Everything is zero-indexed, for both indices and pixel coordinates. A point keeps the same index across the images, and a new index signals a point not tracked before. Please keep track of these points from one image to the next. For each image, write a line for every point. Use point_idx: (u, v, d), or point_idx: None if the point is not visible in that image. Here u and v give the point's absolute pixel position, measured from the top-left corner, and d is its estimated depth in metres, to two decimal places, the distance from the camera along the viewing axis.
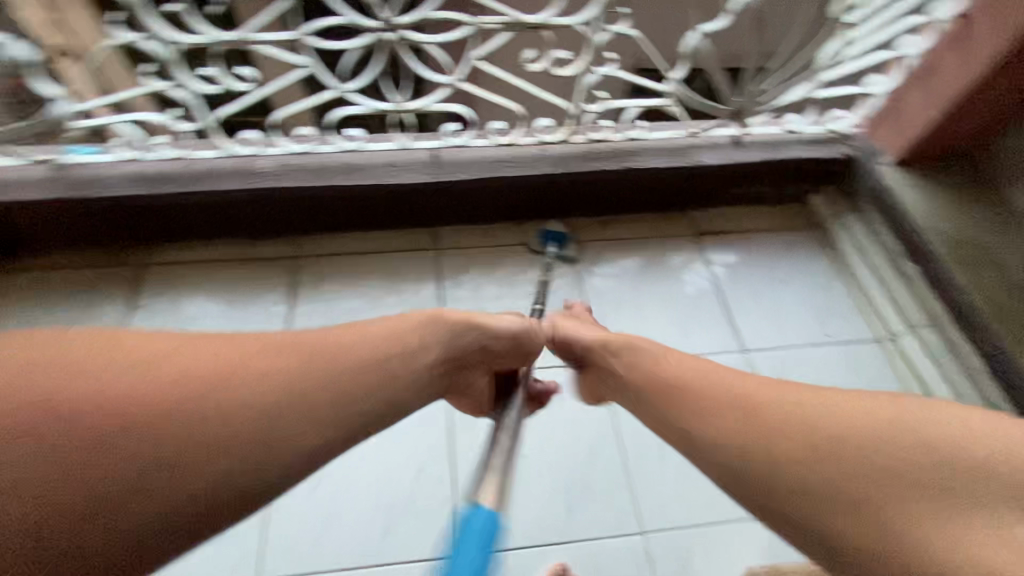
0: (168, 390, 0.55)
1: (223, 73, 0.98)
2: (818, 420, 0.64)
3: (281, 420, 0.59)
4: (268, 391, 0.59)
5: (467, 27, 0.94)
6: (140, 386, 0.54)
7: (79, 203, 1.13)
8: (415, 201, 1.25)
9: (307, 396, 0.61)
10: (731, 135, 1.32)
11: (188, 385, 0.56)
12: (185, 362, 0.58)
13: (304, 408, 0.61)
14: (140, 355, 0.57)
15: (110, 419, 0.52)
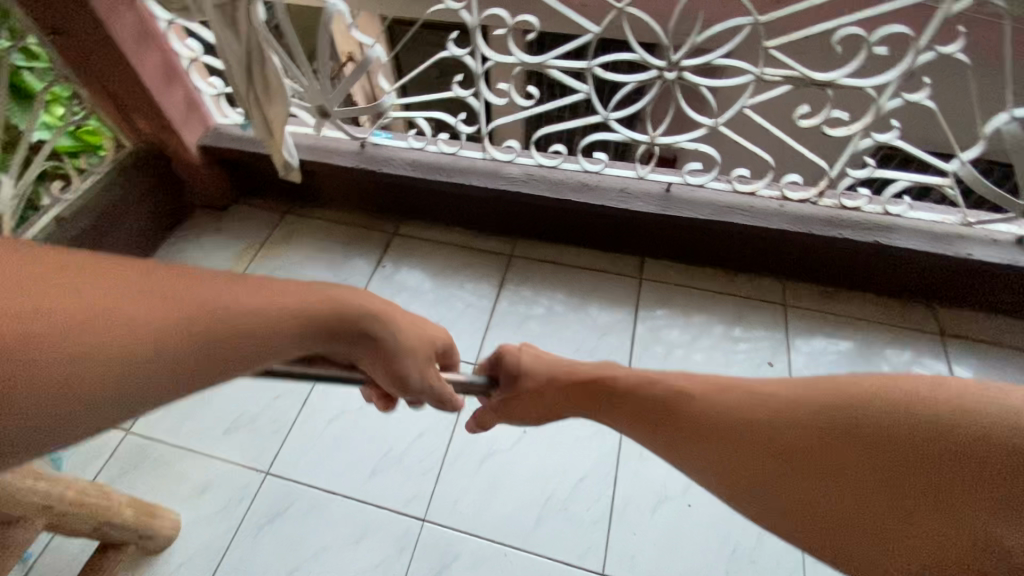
0: (319, 316, 0.50)
1: (516, 89, 1.15)
2: (956, 441, 0.42)
3: (141, 363, 0.41)
4: (143, 331, 0.41)
5: (749, 76, 0.98)
6: (46, 310, 0.38)
7: (369, 174, 1.40)
8: (634, 228, 1.31)
9: (142, 347, 0.41)
10: (1019, 234, 1.14)
11: (61, 312, 0.38)
12: (93, 286, 0.40)
13: (134, 354, 0.41)
14: (267, 284, 0.48)
15: (267, 347, 0.47)
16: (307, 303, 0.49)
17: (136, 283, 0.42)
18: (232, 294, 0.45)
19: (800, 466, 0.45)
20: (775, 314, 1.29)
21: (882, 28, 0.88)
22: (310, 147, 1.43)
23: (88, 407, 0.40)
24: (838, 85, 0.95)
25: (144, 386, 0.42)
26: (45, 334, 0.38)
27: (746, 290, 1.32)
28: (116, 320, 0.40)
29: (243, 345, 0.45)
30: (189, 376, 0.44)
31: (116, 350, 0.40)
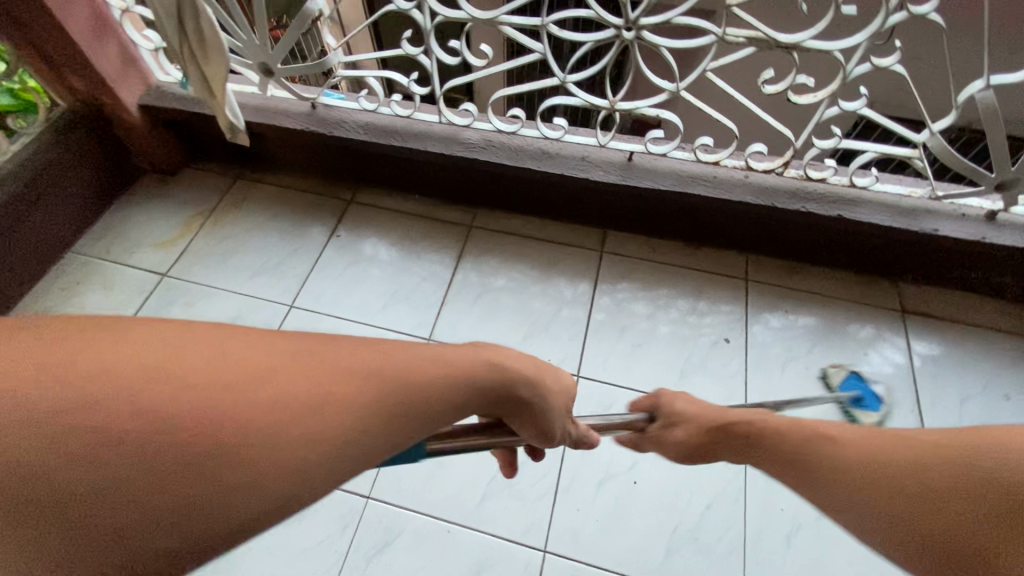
0: (407, 377, 0.43)
1: (466, 47, 1.06)
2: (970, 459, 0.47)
3: (333, 434, 0.38)
4: (329, 389, 0.39)
5: (711, 37, 0.90)
6: (209, 377, 0.36)
7: (320, 138, 1.33)
8: (596, 198, 1.27)
9: (345, 406, 0.39)
10: (987, 210, 1.10)
11: (245, 372, 0.36)
12: (256, 348, 0.38)
13: (335, 420, 0.38)
14: (353, 351, 0.42)
15: (358, 423, 0.39)
16: (386, 358, 0.43)
17: (184, 355, 0.36)
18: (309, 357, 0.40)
19: (827, 478, 0.58)
20: (737, 289, 1.26)
21: None
22: (257, 107, 1.34)
23: (271, 498, 0.36)
24: (804, 49, 0.88)
25: (301, 466, 0.37)
26: (151, 413, 0.33)
27: (709, 264, 1.29)
28: (194, 399, 0.34)
29: (329, 421, 0.38)
30: (288, 478, 0.36)
31: (204, 437, 0.34)
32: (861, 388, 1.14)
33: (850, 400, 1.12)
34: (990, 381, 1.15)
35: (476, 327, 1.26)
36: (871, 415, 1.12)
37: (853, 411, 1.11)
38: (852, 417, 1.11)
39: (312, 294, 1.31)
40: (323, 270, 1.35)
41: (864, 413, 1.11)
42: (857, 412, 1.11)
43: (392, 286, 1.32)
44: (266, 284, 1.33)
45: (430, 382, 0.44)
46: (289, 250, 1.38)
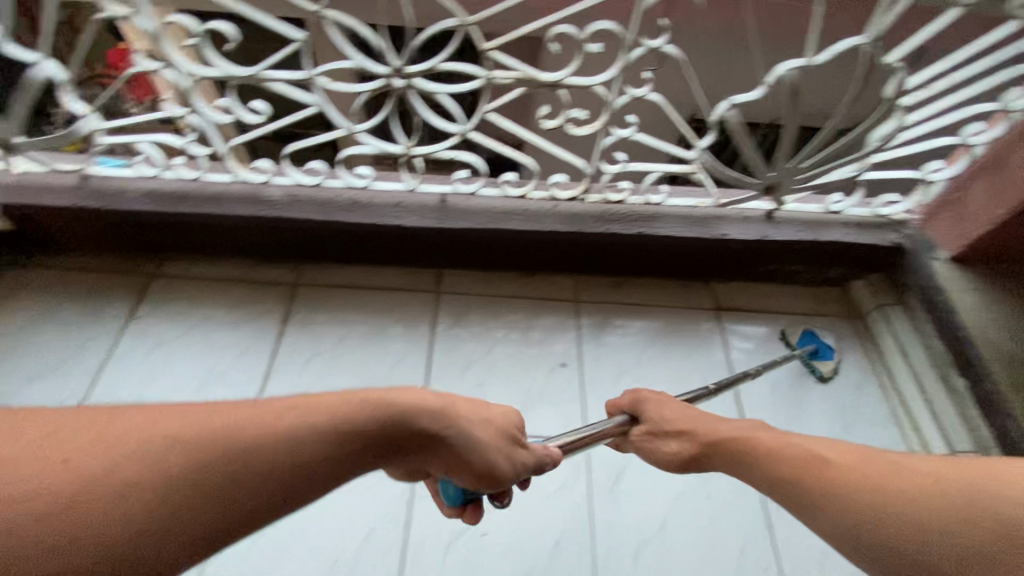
0: (298, 443, 0.56)
1: (238, 104, 0.99)
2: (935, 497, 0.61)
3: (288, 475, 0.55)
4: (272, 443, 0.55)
5: (478, 80, 0.91)
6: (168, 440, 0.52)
7: (97, 213, 1.16)
8: (419, 241, 1.24)
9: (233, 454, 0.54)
10: (765, 210, 1.22)
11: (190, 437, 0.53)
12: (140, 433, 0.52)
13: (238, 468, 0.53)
14: (251, 413, 0.57)
15: (253, 472, 0.54)
16: (298, 429, 0.57)
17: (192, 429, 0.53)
18: (206, 421, 0.54)
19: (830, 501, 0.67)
20: (571, 310, 1.30)
21: (591, 25, 0.85)
22: (8, 185, 1.14)
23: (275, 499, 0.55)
24: (567, 85, 0.92)
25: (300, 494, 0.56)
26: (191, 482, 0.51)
27: (543, 290, 1.32)
28: (195, 474, 0.51)
29: (255, 475, 0.53)
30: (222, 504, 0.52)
31: (198, 478, 0.51)
32: (818, 341, 1.25)
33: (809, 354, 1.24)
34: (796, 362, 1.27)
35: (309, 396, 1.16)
36: (828, 364, 1.24)
37: (811, 365, 1.25)
38: (812, 370, 1.25)
39: (108, 392, 1.14)
40: (120, 361, 1.18)
41: (823, 364, 1.24)
42: (816, 364, 1.24)
43: (207, 366, 1.19)
44: (48, 390, 1.13)
45: (289, 450, 0.55)
46: (75, 344, 1.19)
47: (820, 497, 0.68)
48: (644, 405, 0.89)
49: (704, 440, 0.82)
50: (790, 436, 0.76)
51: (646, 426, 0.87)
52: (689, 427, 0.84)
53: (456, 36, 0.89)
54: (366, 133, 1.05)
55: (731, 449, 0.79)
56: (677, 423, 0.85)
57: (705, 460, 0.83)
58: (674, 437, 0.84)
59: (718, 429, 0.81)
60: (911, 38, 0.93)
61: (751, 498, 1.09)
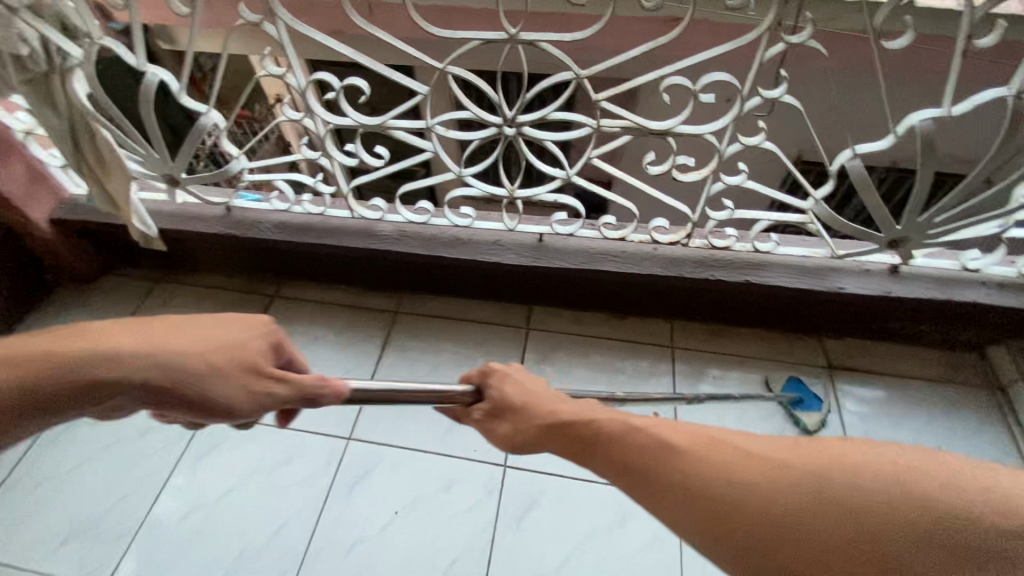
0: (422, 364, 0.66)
1: (363, 149, 1.09)
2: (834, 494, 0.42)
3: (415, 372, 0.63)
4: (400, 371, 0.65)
5: (586, 129, 0.94)
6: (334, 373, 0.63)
7: (236, 239, 1.31)
8: (513, 278, 1.27)
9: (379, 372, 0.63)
10: (889, 263, 1.12)
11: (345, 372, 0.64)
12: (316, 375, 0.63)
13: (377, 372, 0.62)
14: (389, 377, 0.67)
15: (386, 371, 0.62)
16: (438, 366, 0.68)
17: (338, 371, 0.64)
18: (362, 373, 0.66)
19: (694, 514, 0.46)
20: (662, 356, 1.26)
21: (705, 76, 0.85)
22: (170, 214, 1.33)
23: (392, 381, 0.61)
24: (675, 134, 0.92)
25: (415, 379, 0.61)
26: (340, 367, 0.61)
27: (634, 334, 1.29)
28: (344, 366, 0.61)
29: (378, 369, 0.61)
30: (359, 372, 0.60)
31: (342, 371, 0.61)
32: (802, 390, 1.16)
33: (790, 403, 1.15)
34: (923, 434, 1.13)
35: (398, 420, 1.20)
36: (815, 415, 1.14)
37: (796, 415, 1.14)
38: (796, 420, 1.14)
39: None
40: None
41: (808, 415, 1.14)
42: (801, 415, 1.14)
43: None
44: None
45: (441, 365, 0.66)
46: None
47: (695, 498, 0.46)
48: (500, 388, 0.63)
49: (543, 422, 0.58)
50: (633, 416, 0.54)
51: (502, 420, 0.61)
52: (525, 402, 0.61)
53: (567, 89, 0.92)
54: (473, 176, 1.11)
55: (626, 452, 0.51)
56: (517, 406, 0.61)
57: (541, 449, 0.59)
58: (508, 420, 0.61)
59: (551, 407, 0.59)
60: None
61: None
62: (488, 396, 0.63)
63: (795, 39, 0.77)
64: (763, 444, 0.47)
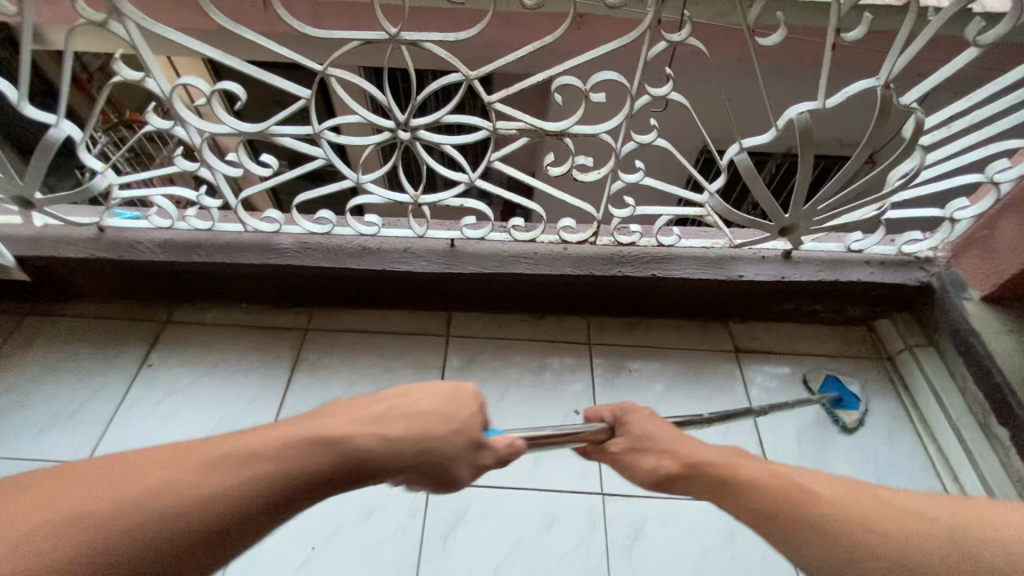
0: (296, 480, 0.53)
1: (248, 158, 1.00)
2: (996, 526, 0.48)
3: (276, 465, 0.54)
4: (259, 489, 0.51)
5: (482, 131, 0.92)
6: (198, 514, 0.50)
7: (113, 263, 1.18)
8: (427, 286, 1.23)
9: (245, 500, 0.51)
10: (783, 249, 1.18)
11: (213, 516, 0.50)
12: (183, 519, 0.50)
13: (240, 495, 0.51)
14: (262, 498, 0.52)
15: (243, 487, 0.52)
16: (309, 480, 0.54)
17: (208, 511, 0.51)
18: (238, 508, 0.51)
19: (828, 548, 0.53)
20: (583, 353, 1.26)
21: (594, 75, 0.84)
22: (30, 239, 1.17)
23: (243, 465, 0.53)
24: (571, 134, 0.91)
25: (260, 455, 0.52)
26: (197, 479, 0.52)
27: (555, 333, 1.29)
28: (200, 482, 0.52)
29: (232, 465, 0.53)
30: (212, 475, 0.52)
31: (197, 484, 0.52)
32: (839, 388, 1.20)
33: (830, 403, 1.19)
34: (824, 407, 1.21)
35: None
36: (853, 414, 1.18)
37: (834, 412, 1.18)
38: (834, 419, 1.18)
39: (116, 442, 1.13)
40: (132, 409, 1.17)
41: (845, 413, 1.18)
42: (838, 412, 1.18)
43: (215, 416, 1.17)
44: (59, 444, 1.13)
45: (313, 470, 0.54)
46: (88, 394, 1.19)
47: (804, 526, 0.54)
48: (630, 423, 0.74)
49: (681, 459, 0.67)
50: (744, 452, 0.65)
51: (626, 440, 0.72)
52: (648, 436, 0.71)
53: (459, 90, 0.89)
54: (373, 183, 1.06)
55: (783, 506, 0.56)
56: (664, 440, 0.70)
57: (682, 484, 0.68)
58: (657, 453, 0.70)
59: (664, 440, 0.70)
60: (927, 77, 0.91)
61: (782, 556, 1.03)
62: (627, 433, 0.73)
63: (675, 38, 0.77)
64: (837, 480, 0.57)
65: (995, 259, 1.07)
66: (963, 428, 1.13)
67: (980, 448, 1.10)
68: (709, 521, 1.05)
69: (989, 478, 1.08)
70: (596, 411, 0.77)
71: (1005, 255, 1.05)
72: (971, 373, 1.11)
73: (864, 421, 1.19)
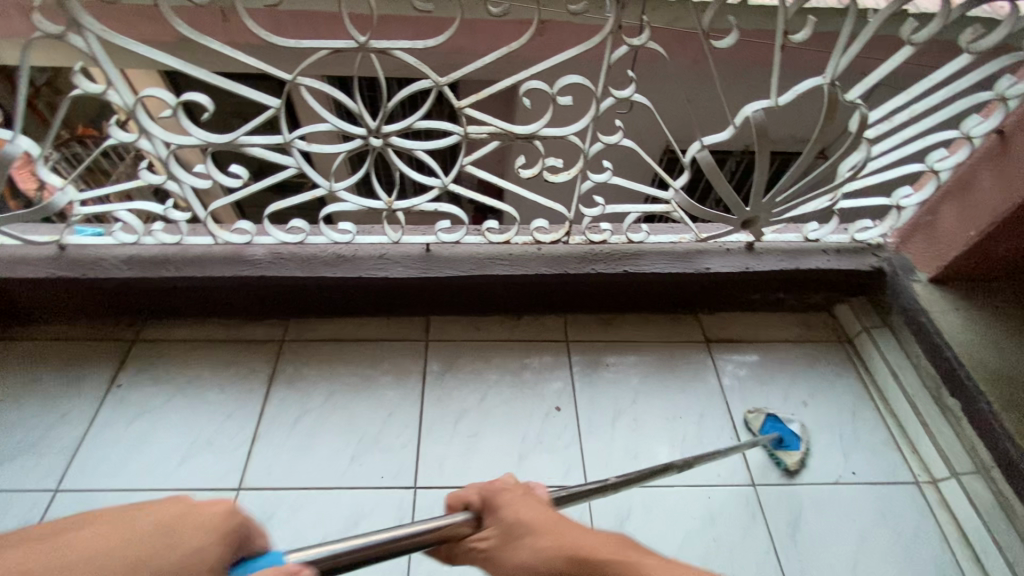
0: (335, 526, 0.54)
1: (216, 169, 0.99)
2: None
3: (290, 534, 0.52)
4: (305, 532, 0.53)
5: (453, 135, 0.94)
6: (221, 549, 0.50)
7: (75, 282, 1.14)
8: (404, 292, 1.23)
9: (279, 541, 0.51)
10: (745, 242, 1.23)
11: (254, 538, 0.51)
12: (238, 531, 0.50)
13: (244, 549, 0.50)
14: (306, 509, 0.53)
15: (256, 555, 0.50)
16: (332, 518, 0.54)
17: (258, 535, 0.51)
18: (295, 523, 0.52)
19: None
20: (561, 351, 1.28)
21: (561, 79, 0.88)
22: None
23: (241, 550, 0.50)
24: (541, 136, 0.95)
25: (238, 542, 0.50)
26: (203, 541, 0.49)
27: (532, 333, 1.31)
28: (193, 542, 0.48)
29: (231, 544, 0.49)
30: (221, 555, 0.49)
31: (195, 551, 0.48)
32: (780, 428, 1.18)
33: (774, 442, 1.17)
34: (791, 391, 1.26)
35: (294, 458, 1.13)
36: (793, 455, 1.16)
37: (776, 455, 1.16)
38: (777, 461, 1.16)
39: (84, 468, 1.09)
40: (100, 433, 1.13)
41: (788, 454, 1.16)
42: (781, 454, 1.16)
43: (190, 435, 1.14)
44: (20, 473, 1.08)
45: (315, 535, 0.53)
46: (51, 419, 1.14)
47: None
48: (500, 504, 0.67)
49: (564, 554, 0.59)
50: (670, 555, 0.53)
51: (494, 533, 0.65)
52: (536, 522, 0.65)
53: (429, 96, 0.91)
54: (345, 190, 1.06)
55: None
56: (536, 526, 0.64)
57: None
58: (534, 538, 0.63)
59: (538, 522, 0.64)
60: (867, 76, 0.97)
61: (758, 535, 1.07)
62: (495, 521, 0.66)
63: (636, 41, 0.81)
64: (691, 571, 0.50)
65: (940, 242, 1.15)
66: (920, 403, 1.20)
67: (934, 421, 1.17)
68: (688, 506, 1.09)
69: (945, 448, 1.15)
70: (460, 495, 0.70)
71: (949, 239, 1.13)
72: (924, 350, 1.18)
73: (808, 459, 1.17)
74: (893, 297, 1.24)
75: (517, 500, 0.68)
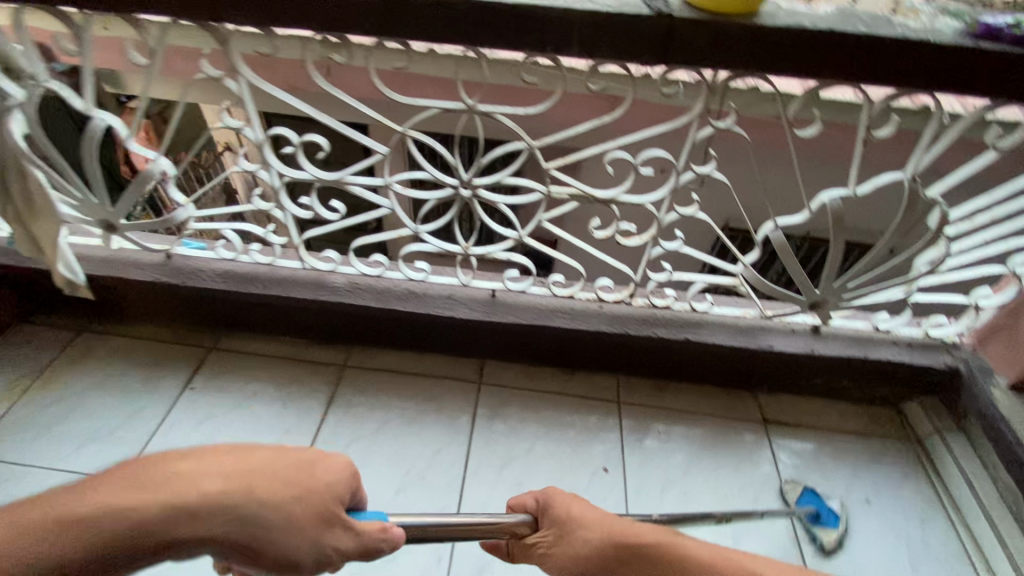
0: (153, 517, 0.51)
1: (319, 203, 1.09)
2: None
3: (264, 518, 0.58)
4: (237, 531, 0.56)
5: (536, 193, 1.01)
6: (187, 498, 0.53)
7: (175, 288, 1.25)
8: (464, 332, 1.28)
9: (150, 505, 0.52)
10: (811, 323, 1.22)
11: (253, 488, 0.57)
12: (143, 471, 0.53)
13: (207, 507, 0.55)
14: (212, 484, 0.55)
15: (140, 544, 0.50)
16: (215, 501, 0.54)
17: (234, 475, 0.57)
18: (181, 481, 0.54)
19: None
20: (612, 411, 1.28)
21: (645, 151, 0.94)
22: (103, 260, 1.25)
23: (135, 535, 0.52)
24: (619, 201, 1.00)
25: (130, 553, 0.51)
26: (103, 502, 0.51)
27: (583, 390, 1.32)
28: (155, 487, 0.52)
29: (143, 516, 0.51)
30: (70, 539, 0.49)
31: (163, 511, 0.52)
32: (818, 503, 1.13)
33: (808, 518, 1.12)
34: (853, 485, 1.20)
35: None
36: (832, 533, 1.11)
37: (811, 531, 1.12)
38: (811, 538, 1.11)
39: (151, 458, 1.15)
40: (169, 431, 1.21)
41: (823, 532, 1.11)
42: (816, 531, 1.11)
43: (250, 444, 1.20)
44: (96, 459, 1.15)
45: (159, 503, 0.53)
46: (129, 412, 1.23)
47: None
48: (554, 509, 0.78)
49: (610, 539, 0.70)
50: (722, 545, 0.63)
51: (549, 531, 0.77)
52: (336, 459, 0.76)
53: (520, 157, 0.99)
54: (428, 232, 1.15)
55: (681, 559, 0.64)
56: (587, 519, 0.75)
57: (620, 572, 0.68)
58: (577, 533, 0.74)
59: (587, 517, 0.75)
60: (948, 176, 0.98)
61: None
62: (547, 521, 0.78)
63: (722, 125, 0.87)
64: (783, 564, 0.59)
65: None
66: (999, 521, 1.11)
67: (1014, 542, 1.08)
68: None
69: None
70: (520, 499, 0.83)
71: None
72: (1003, 461, 1.10)
73: (843, 540, 1.12)
74: (967, 400, 1.18)
75: (563, 497, 0.78)
